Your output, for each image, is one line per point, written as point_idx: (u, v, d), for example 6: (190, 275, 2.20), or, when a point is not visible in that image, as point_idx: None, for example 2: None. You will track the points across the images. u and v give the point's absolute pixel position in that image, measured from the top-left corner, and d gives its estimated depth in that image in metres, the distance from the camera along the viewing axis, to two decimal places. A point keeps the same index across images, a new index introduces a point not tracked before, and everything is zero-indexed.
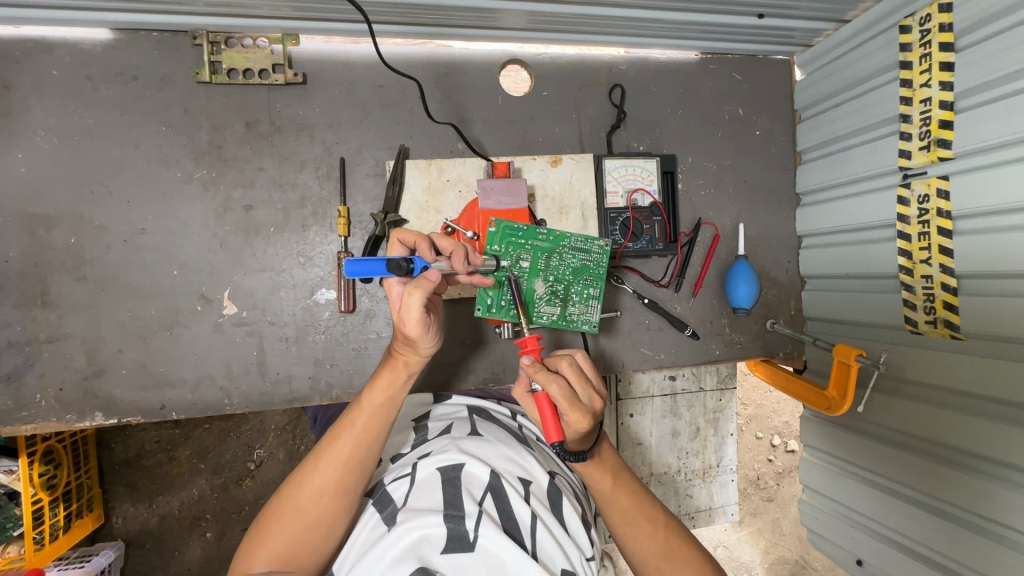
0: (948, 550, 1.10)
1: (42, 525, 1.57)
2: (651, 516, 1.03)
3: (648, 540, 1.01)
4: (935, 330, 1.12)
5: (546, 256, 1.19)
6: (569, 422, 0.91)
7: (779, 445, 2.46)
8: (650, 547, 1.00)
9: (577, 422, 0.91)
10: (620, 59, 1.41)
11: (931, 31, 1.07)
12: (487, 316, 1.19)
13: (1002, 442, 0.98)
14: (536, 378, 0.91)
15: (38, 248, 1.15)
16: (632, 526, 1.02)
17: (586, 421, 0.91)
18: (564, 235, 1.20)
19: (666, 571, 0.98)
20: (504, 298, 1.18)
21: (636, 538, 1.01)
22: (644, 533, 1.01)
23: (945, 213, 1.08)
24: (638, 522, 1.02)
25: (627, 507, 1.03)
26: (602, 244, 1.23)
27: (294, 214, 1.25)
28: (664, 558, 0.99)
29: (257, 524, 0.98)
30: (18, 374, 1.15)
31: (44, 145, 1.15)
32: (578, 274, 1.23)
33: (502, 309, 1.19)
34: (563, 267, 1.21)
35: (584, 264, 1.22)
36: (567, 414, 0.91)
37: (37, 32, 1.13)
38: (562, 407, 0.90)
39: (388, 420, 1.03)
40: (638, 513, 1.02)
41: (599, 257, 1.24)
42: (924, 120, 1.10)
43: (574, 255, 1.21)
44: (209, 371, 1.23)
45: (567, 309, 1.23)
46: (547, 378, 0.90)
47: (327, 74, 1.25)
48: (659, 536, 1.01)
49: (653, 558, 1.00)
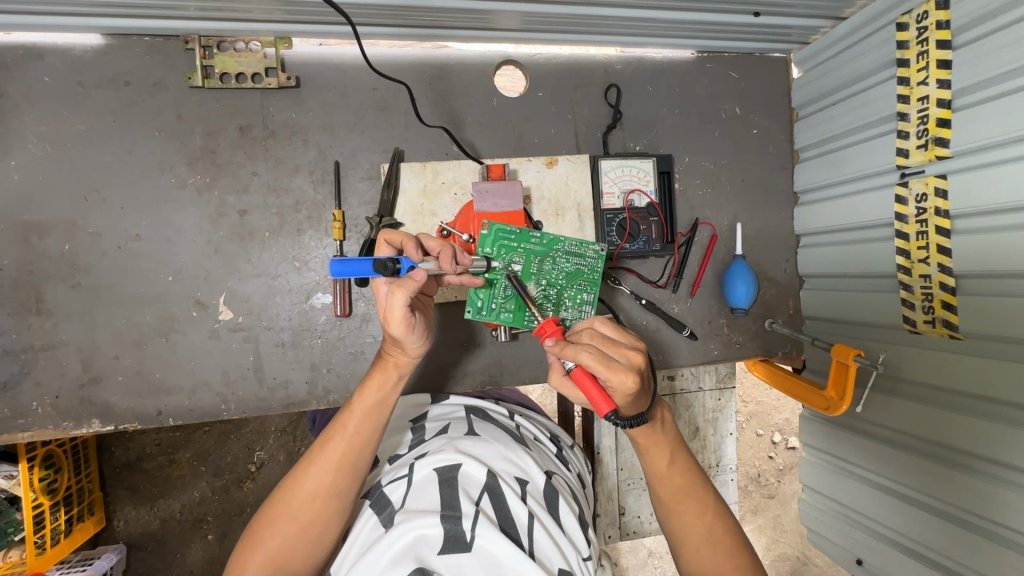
0: (948, 551, 1.09)
1: (44, 530, 1.56)
2: (701, 499, 1.04)
3: (695, 521, 1.02)
4: (934, 329, 1.12)
5: (540, 259, 1.17)
6: (614, 386, 0.89)
7: (779, 442, 2.46)
8: (694, 528, 1.02)
9: (622, 382, 0.88)
10: (616, 58, 1.40)
11: (928, 28, 1.06)
12: (477, 318, 1.16)
13: (1002, 442, 0.98)
14: (565, 355, 0.90)
15: (32, 255, 1.15)
16: (680, 505, 1.03)
17: (629, 377, 0.88)
18: (559, 238, 1.18)
19: (705, 553, 1.01)
20: (496, 300, 1.16)
21: (682, 517, 1.03)
22: (692, 514, 1.03)
23: (943, 212, 1.07)
24: (688, 501, 1.03)
25: (680, 486, 1.03)
26: (597, 248, 1.22)
27: (289, 218, 1.24)
28: (706, 541, 1.01)
29: (251, 528, 0.98)
30: (14, 382, 1.15)
31: (36, 152, 1.14)
32: (571, 279, 1.20)
33: (493, 312, 1.16)
34: (556, 271, 1.19)
35: (578, 268, 1.20)
36: (609, 376, 0.88)
37: (28, 39, 1.13)
38: (602, 374, 0.88)
39: (381, 422, 1.03)
40: (690, 494, 1.03)
41: (594, 261, 1.22)
42: (922, 118, 1.09)
43: (568, 258, 1.20)
44: (206, 377, 1.22)
45: (559, 314, 1.21)
46: (576, 351, 0.89)
47: (320, 76, 1.24)
48: (706, 519, 1.03)
49: (696, 538, 1.02)
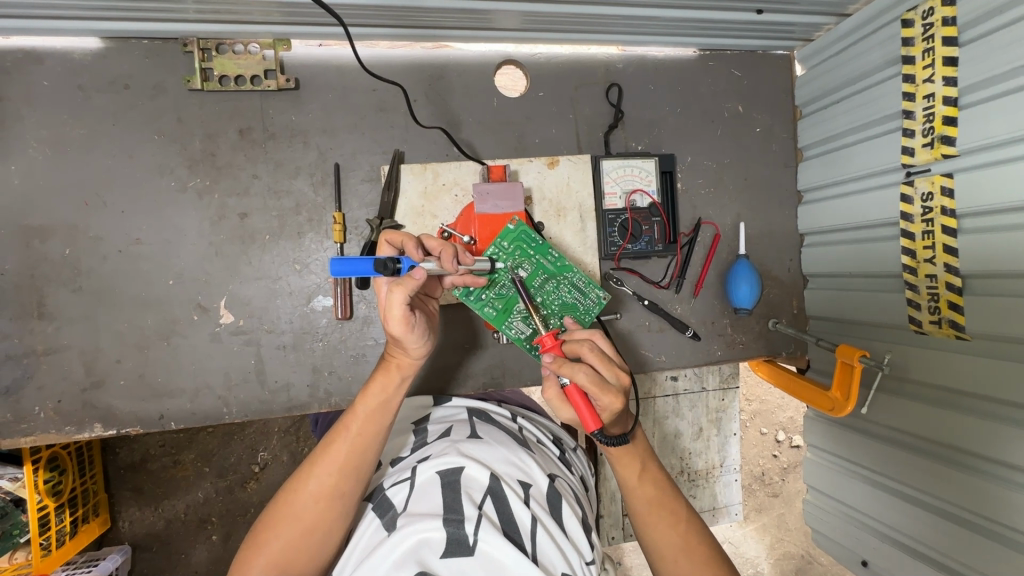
0: (954, 552, 1.09)
1: (50, 531, 1.57)
2: (674, 510, 1.03)
3: (669, 533, 1.01)
4: (940, 330, 1.10)
5: (546, 276, 1.16)
6: (603, 406, 0.92)
7: (784, 440, 2.45)
8: (670, 541, 1.01)
9: (611, 404, 0.92)
10: (617, 57, 1.39)
11: (933, 25, 1.05)
12: (461, 299, 1.14)
13: (1008, 443, 0.97)
14: (561, 372, 0.91)
15: (34, 259, 1.15)
16: (653, 517, 1.02)
17: (617, 400, 0.92)
18: (572, 267, 1.17)
19: (683, 564, 1.00)
20: (488, 293, 1.14)
21: (655, 529, 1.02)
22: (666, 525, 1.02)
23: (949, 211, 1.06)
24: (661, 513, 1.02)
25: (652, 498, 1.03)
26: (601, 295, 1.18)
27: (289, 221, 1.24)
28: (681, 551, 1.00)
29: (256, 529, 0.97)
30: (18, 386, 1.15)
31: (37, 156, 1.14)
32: (563, 309, 1.18)
33: (480, 301, 1.15)
34: (554, 295, 1.17)
35: (575, 304, 1.18)
36: (601, 397, 0.91)
37: (28, 42, 1.12)
38: (593, 393, 0.91)
39: (384, 424, 1.02)
40: (661, 505, 1.03)
41: (592, 306, 1.18)
42: (928, 116, 1.08)
43: (570, 290, 1.18)
44: (208, 380, 1.22)
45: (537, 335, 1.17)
46: (573, 369, 0.90)
47: (319, 78, 1.24)
48: (679, 529, 1.02)
49: (672, 550, 1.01)
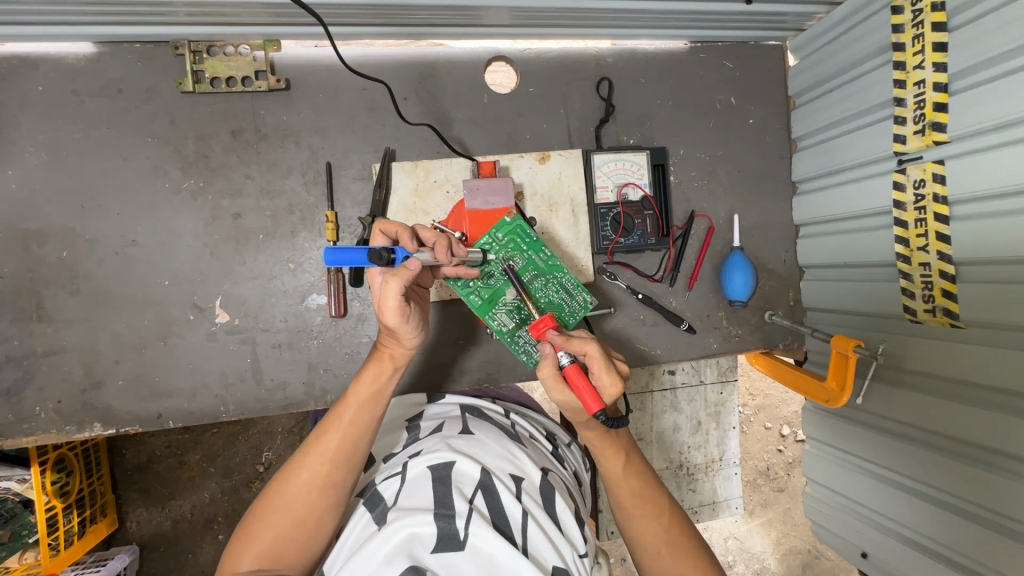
0: (951, 542, 1.08)
1: (58, 531, 1.60)
2: (658, 502, 1.03)
3: (651, 525, 1.01)
4: (934, 318, 1.09)
5: (535, 273, 1.17)
6: (603, 384, 0.92)
7: (789, 434, 2.43)
8: (653, 533, 1.01)
9: (611, 384, 0.92)
10: (607, 51, 1.39)
11: (922, 11, 1.04)
12: (449, 284, 1.16)
13: (1004, 432, 0.96)
14: (571, 346, 0.93)
15: (33, 263, 1.17)
16: (637, 509, 1.03)
17: (618, 382, 0.93)
18: (563, 268, 1.18)
19: (665, 557, 0.99)
20: (475, 281, 1.16)
21: (639, 521, 1.02)
22: (649, 517, 1.02)
23: (941, 198, 1.05)
24: (644, 504, 1.03)
25: (636, 489, 1.04)
26: (588, 299, 1.19)
27: (283, 221, 1.25)
28: (665, 545, 0.99)
29: (247, 520, 0.98)
30: (18, 388, 1.17)
31: (33, 161, 1.16)
32: (548, 307, 1.19)
33: (466, 289, 1.16)
34: (541, 293, 1.18)
35: (560, 304, 1.19)
36: (603, 376, 0.92)
37: (22, 49, 1.14)
38: (598, 370, 0.92)
39: (376, 414, 1.03)
40: (645, 497, 1.03)
41: (577, 309, 1.20)
42: (918, 103, 1.07)
43: (559, 291, 1.18)
44: (206, 380, 1.24)
45: (519, 330, 1.18)
46: (584, 343, 0.94)
47: (310, 78, 1.25)
48: (662, 522, 1.02)
49: (654, 542, 1.00)
